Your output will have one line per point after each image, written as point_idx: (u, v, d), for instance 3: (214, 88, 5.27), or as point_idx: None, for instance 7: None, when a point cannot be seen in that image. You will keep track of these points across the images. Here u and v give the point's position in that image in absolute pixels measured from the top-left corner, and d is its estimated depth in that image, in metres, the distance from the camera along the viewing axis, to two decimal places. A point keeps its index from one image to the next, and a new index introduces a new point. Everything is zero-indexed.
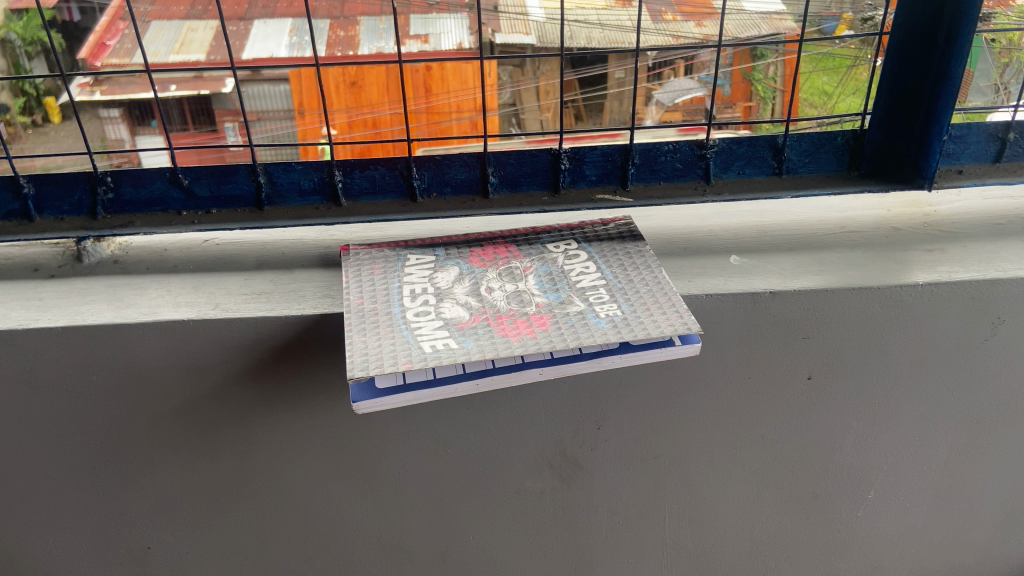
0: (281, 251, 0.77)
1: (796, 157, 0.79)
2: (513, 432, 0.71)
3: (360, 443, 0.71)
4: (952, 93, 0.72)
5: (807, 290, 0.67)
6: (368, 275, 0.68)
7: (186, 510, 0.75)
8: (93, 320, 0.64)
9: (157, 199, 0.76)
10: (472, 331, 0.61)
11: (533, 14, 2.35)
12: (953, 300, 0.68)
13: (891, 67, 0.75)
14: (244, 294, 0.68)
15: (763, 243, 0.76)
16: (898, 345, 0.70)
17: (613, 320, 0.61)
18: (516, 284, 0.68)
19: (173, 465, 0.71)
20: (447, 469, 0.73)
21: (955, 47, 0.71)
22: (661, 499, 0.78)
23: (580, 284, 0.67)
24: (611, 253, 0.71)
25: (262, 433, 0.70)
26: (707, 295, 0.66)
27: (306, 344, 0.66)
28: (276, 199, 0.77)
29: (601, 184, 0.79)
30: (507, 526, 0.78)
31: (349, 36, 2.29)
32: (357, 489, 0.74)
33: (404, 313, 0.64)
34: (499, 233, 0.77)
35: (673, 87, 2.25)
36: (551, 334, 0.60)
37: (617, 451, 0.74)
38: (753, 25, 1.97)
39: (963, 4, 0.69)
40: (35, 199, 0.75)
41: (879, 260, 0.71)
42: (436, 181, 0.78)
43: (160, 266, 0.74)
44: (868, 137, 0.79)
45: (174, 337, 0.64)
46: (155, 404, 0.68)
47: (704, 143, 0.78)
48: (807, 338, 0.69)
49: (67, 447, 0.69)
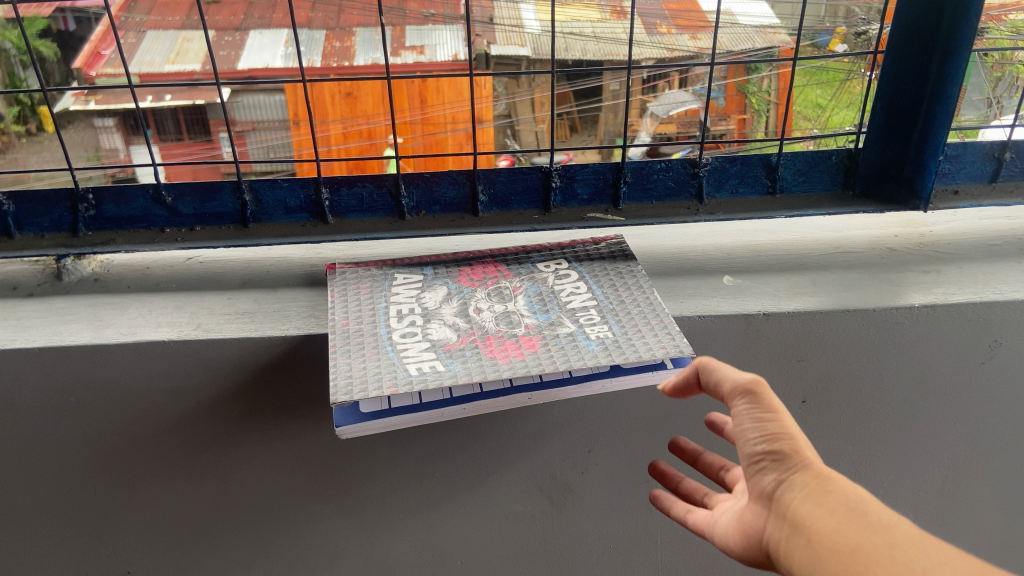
0: (266, 270, 0.75)
1: (789, 176, 0.79)
2: (502, 455, 0.70)
3: (346, 466, 0.69)
4: (948, 113, 0.71)
5: (801, 312, 0.65)
6: (355, 295, 0.67)
7: (167, 533, 0.73)
8: (71, 341, 0.62)
9: (140, 216, 0.75)
10: (459, 354, 0.60)
11: (528, 26, 2.38)
12: (951, 323, 0.67)
13: (889, 85, 0.74)
14: (227, 314, 0.67)
15: (757, 264, 0.75)
16: (894, 368, 0.69)
17: (604, 342, 0.60)
18: (505, 304, 0.66)
19: (152, 489, 0.69)
20: (435, 493, 0.72)
21: (951, 66, 0.70)
22: (653, 524, 0.77)
23: (570, 305, 0.66)
24: (602, 273, 0.70)
25: (245, 456, 0.68)
26: (699, 317, 0.65)
27: (291, 365, 0.64)
28: (262, 216, 0.76)
29: (592, 203, 0.79)
30: (497, 552, 0.76)
31: (344, 48, 2.31)
32: (342, 514, 0.72)
33: (390, 334, 0.62)
34: (488, 252, 0.75)
35: (668, 99, 2.26)
36: (541, 357, 0.58)
37: (608, 475, 0.73)
38: (747, 38, 1.98)
39: (960, 24, 0.68)
40: (15, 216, 0.73)
41: (874, 281, 0.70)
42: (425, 199, 0.77)
43: (141, 284, 0.73)
44: (864, 157, 0.78)
45: (154, 359, 0.63)
46: (135, 427, 0.66)
47: (697, 161, 0.77)
48: (801, 360, 0.68)
49: (43, 470, 0.67)
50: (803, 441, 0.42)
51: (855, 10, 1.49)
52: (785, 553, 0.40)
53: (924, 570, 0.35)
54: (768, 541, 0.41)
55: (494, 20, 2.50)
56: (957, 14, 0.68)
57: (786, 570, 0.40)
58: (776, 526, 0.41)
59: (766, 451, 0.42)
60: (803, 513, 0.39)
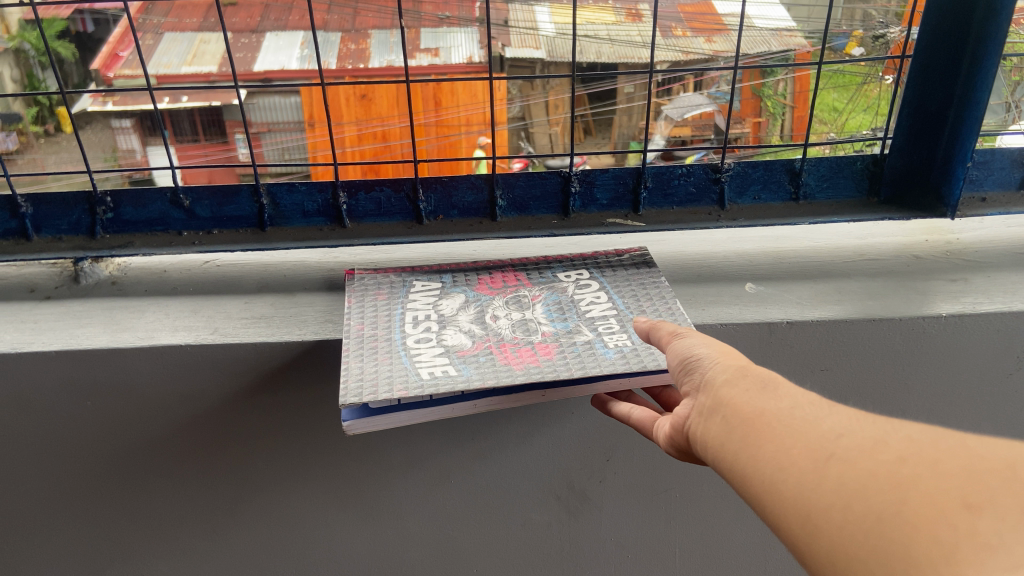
0: (283, 274, 0.75)
1: (813, 182, 0.77)
2: (520, 463, 0.69)
3: (362, 473, 0.69)
4: (977, 119, 0.70)
5: (825, 320, 0.64)
6: (372, 301, 0.66)
7: (183, 539, 0.72)
8: (89, 344, 0.62)
9: (157, 219, 0.75)
10: (473, 359, 0.59)
11: (543, 29, 2.39)
12: (979, 332, 0.65)
13: (915, 90, 0.73)
14: (244, 318, 0.66)
15: (779, 271, 0.74)
16: (920, 377, 0.68)
17: (621, 351, 0.58)
18: (523, 312, 0.65)
19: (168, 493, 0.69)
20: (450, 501, 0.71)
21: (980, 71, 0.68)
22: (673, 534, 0.75)
23: (589, 313, 0.64)
24: (624, 283, 0.68)
25: (261, 461, 0.68)
26: (722, 325, 0.64)
27: (309, 370, 0.64)
28: (279, 220, 0.76)
29: (612, 208, 0.78)
30: (513, 560, 0.75)
31: (361, 49, 2.38)
32: (357, 520, 0.72)
33: (404, 339, 0.61)
34: (508, 260, 0.74)
35: (684, 103, 2.25)
36: (556, 363, 0.57)
37: (626, 485, 0.72)
38: (763, 41, 1.98)
39: (989, 28, 0.67)
40: (33, 219, 0.73)
41: (901, 289, 0.69)
42: (443, 203, 0.76)
43: (159, 287, 0.72)
44: (889, 163, 0.77)
45: (171, 362, 0.62)
46: (152, 431, 0.66)
47: (719, 167, 0.76)
48: (825, 369, 0.67)
49: (59, 473, 0.67)
50: (734, 353, 0.44)
51: (872, 15, 1.48)
52: (698, 431, 0.40)
53: (815, 421, 0.35)
54: (688, 429, 0.42)
55: (510, 24, 2.49)
56: (987, 19, 0.67)
57: (701, 452, 0.40)
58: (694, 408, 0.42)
59: (698, 356, 0.44)
60: (717, 387, 0.41)
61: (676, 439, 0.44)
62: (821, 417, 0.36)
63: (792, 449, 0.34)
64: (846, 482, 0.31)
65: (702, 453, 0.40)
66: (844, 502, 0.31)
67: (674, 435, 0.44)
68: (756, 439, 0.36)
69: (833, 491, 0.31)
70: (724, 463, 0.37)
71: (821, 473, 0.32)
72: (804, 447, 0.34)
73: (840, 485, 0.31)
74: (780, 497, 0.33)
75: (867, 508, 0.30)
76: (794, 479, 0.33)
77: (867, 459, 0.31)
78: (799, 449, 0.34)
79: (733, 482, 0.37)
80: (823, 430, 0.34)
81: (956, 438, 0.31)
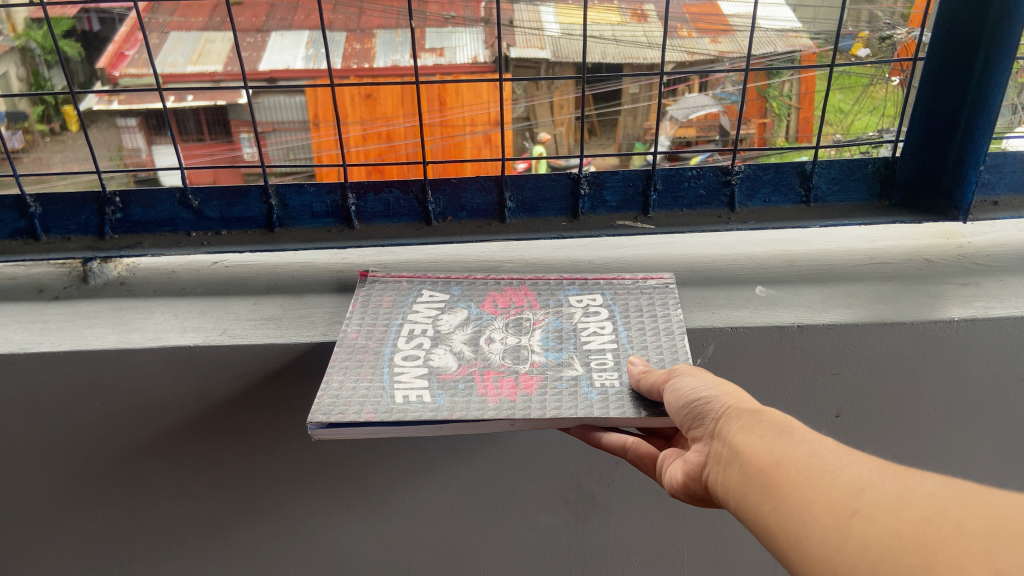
0: (292, 275, 0.75)
1: (824, 185, 0.77)
2: (527, 467, 0.69)
3: (370, 474, 0.69)
4: (989, 122, 0.69)
5: (836, 324, 0.64)
6: (376, 308, 0.66)
7: (189, 539, 0.72)
8: (97, 345, 0.62)
9: (166, 220, 0.75)
10: (451, 385, 0.57)
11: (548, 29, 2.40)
12: (991, 336, 0.65)
13: (927, 94, 0.72)
14: (253, 319, 0.66)
15: (790, 274, 0.73)
16: (932, 381, 0.67)
17: (604, 393, 0.56)
18: (519, 337, 0.63)
19: (175, 494, 0.69)
20: (457, 504, 0.71)
21: (993, 75, 0.68)
22: (682, 539, 0.75)
23: (587, 346, 0.62)
24: (634, 314, 0.65)
25: (268, 463, 0.68)
26: (733, 329, 0.64)
27: (317, 372, 0.63)
28: (288, 221, 0.76)
29: (621, 210, 0.77)
30: (521, 563, 0.75)
31: (365, 47, 2.37)
32: (364, 521, 0.71)
33: (393, 355, 0.60)
34: (523, 278, 0.71)
35: (689, 103, 2.25)
36: (533, 400, 0.55)
37: (635, 488, 0.71)
38: (770, 43, 1.99)
39: (1001, 32, 0.66)
40: (42, 219, 0.73)
41: (912, 293, 0.69)
42: (452, 205, 0.76)
43: (167, 288, 0.72)
44: (901, 167, 0.77)
45: (180, 364, 0.62)
46: (160, 431, 0.65)
47: (729, 169, 0.76)
48: (835, 373, 0.66)
49: (66, 473, 0.67)
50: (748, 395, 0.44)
51: (879, 17, 1.48)
52: (718, 480, 0.40)
53: (835, 471, 0.35)
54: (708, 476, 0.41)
55: (515, 24, 2.49)
56: (999, 22, 0.66)
57: (722, 501, 0.40)
58: (712, 456, 0.41)
59: (711, 397, 0.44)
60: (731, 436, 0.40)
61: (694, 488, 0.44)
62: (840, 466, 0.35)
63: (813, 504, 0.34)
64: (870, 544, 0.31)
65: (723, 500, 0.40)
66: (869, 563, 0.30)
67: (690, 481, 0.44)
68: (778, 491, 0.36)
69: (858, 551, 0.31)
70: (749, 513, 0.37)
71: (844, 532, 0.32)
72: (826, 502, 0.33)
73: (865, 546, 0.31)
74: (806, 554, 0.33)
75: (893, 572, 0.30)
76: (819, 537, 0.33)
77: (891, 518, 0.31)
78: (820, 503, 0.34)
79: (756, 533, 0.37)
80: (842, 482, 0.34)
81: (982, 496, 0.31)
